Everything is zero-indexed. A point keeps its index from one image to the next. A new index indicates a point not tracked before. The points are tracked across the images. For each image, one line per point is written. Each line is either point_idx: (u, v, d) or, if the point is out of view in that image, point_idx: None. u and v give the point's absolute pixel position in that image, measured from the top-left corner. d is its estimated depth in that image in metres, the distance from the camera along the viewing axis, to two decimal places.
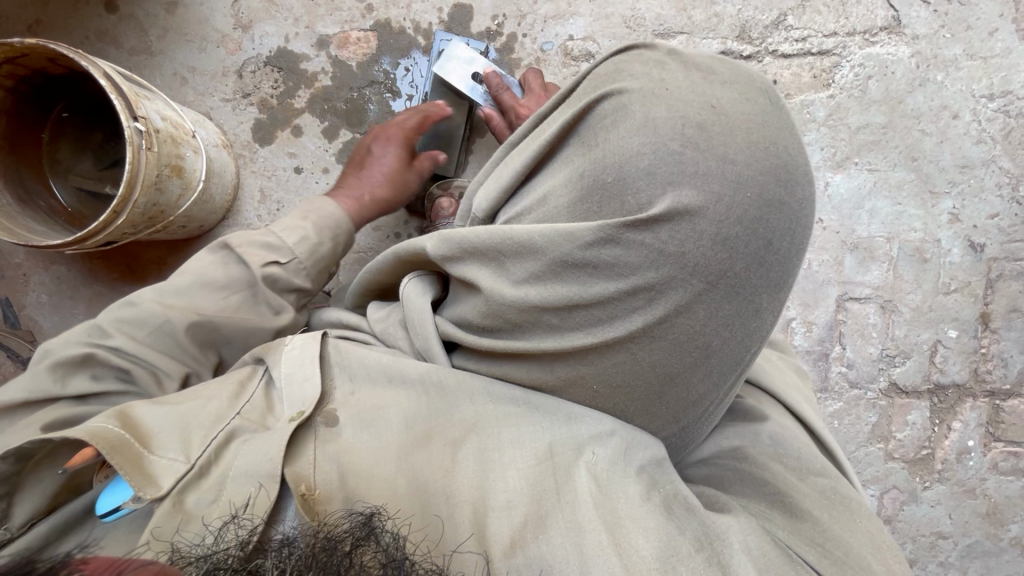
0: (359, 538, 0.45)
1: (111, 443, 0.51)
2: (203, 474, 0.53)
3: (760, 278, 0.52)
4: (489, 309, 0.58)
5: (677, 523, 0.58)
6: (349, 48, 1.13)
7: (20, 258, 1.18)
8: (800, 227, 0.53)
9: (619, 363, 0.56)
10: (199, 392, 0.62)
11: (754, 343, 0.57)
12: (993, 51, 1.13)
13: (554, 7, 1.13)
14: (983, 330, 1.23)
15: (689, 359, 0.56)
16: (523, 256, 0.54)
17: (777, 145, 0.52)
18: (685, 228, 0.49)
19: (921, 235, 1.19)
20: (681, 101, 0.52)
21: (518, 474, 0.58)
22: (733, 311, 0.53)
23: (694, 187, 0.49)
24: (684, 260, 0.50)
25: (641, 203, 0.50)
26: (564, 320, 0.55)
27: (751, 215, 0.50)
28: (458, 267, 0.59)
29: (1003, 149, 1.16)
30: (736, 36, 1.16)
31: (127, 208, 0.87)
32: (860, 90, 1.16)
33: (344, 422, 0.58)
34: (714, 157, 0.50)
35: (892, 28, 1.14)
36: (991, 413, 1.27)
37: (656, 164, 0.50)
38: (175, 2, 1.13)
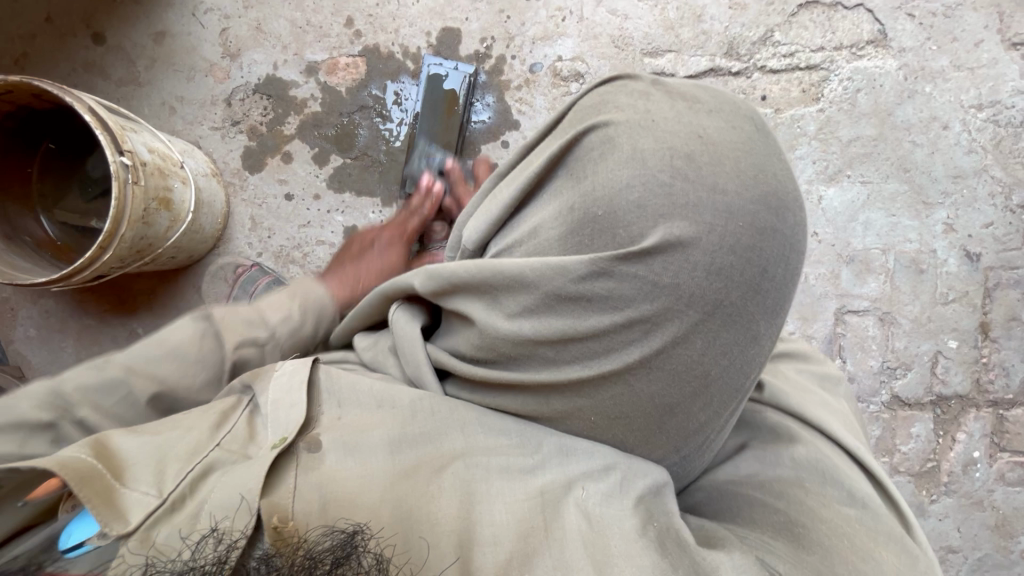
0: (339, 557, 0.43)
1: (81, 474, 0.48)
2: (176, 507, 0.49)
3: (757, 306, 0.52)
4: (482, 343, 0.57)
5: (670, 560, 0.55)
6: (338, 74, 1.13)
7: (9, 293, 1.17)
8: (794, 252, 0.53)
9: (617, 395, 0.55)
10: (181, 421, 0.58)
11: (752, 370, 0.56)
12: (980, 61, 1.14)
13: (542, 28, 1.13)
14: (983, 339, 1.22)
15: (688, 389, 0.54)
16: (516, 290, 0.53)
17: (767, 172, 0.51)
18: (678, 259, 0.48)
19: (916, 246, 1.19)
20: (668, 132, 0.52)
21: (504, 505, 0.55)
22: (732, 340, 0.52)
23: (685, 218, 0.49)
24: (679, 290, 0.49)
25: (633, 236, 0.49)
26: (560, 354, 0.54)
27: (745, 243, 0.49)
28: (452, 301, 0.58)
29: (994, 159, 1.16)
30: (724, 53, 1.16)
31: (114, 243, 0.85)
32: (850, 103, 1.16)
33: (327, 446, 0.56)
34: (705, 188, 0.49)
35: (879, 42, 1.15)
36: (996, 423, 1.25)
37: (646, 196, 0.50)
38: (163, 33, 1.12)
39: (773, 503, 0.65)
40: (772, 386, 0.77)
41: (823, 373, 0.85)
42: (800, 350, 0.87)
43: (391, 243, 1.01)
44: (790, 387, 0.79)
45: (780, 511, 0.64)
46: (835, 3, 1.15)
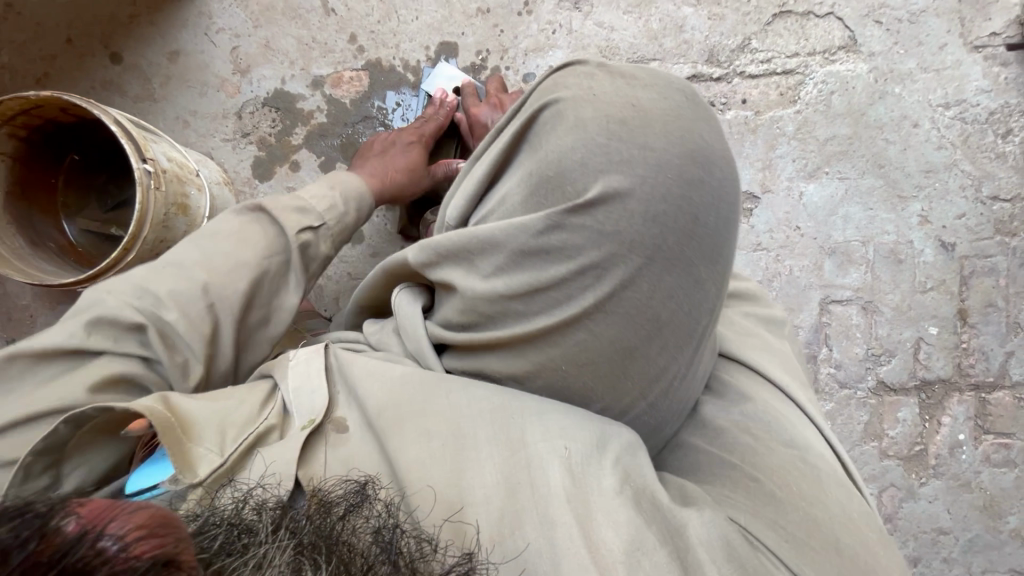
0: (353, 505, 0.52)
1: (161, 424, 0.54)
2: (233, 470, 0.56)
3: (694, 249, 0.56)
4: (465, 306, 0.63)
5: (645, 517, 0.59)
6: (342, 87, 1.20)
7: (29, 300, 1.22)
8: (726, 203, 0.57)
9: (580, 343, 0.60)
10: (230, 392, 0.63)
11: (702, 313, 0.60)
12: (945, 63, 1.21)
13: (534, 41, 1.21)
14: (962, 325, 1.28)
15: (643, 332, 0.59)
16: (487, 251, 0.59)
17: (697, 134, 0.56)
18: (617, 209, 0.54)
19: (894, 237, 1.25)
20: (607, 103, 0.57)
21: (493, 469, 0.59)
22: (676, 283, 0.57)
23: (621, 173, 0.54)
24: (621, 237, 0.54)
25: (580, 190, 0.54)
26: (528, 306, 0.59)
27: (677, 191, 0.54)
28: (438, 271, 0.64)
29: (963, 153, 1.23)
30: (705, 60, 1.23)
31: (137, 244, 0.91)
32: (825, 104, 1.23)
33: (353, 429, 0.62)
34: (637, 147, 0.54)
35: (849, 47, 1.22)
36: (979, 407, 1.31)
37: (588, 156, 0.55)
38: (177, 51, 1.19)
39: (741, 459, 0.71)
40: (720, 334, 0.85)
41: (768, 316, 0.92)
42: (750, 291, 0.95)
43: (410, 142, 1.07)
44: (733, 333, 0.86)
45: (743, 463, 0.70)
46: (808, 12, 1.22)
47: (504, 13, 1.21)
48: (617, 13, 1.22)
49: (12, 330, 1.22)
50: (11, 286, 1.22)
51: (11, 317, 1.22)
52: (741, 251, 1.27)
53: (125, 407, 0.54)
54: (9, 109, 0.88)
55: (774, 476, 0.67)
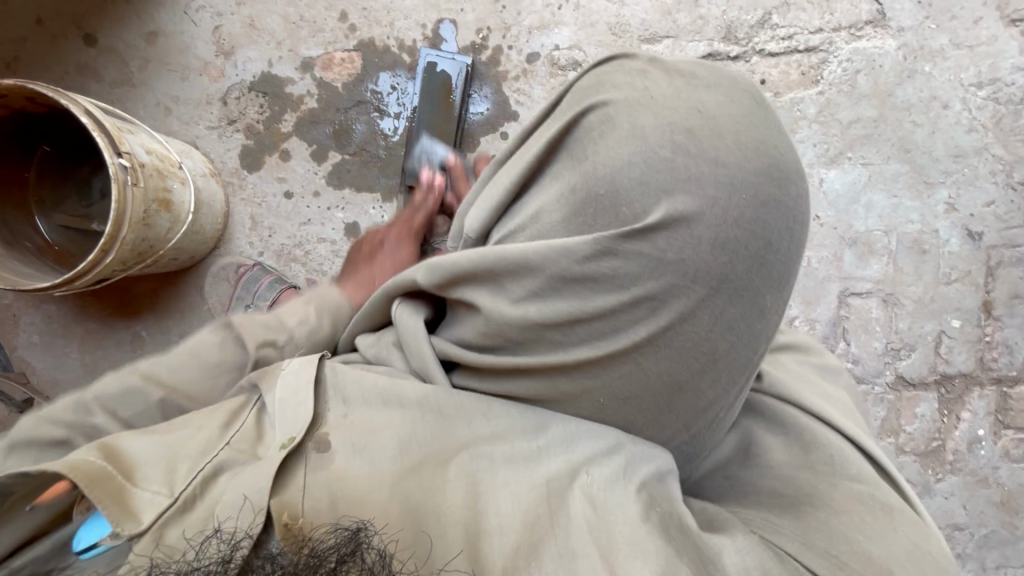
0: (344, 555, 0.43)
1: (89, 476, 0.49)
2: (185, 509, 0.50)
3: (761, 278, 0.51)
4: (489, 329, 0.56)
5: (676, 544, 0.55)
6: (333, 69, 1.12)
7: (10, 299, 1.16)
8: (795, 224, 0.52)
9: (627, 375, 0.55)
10: (187, 421, 0.59)
11: (758, 343, 0.56)
12: (980, 39, 1.13)
13: (538, 17, 1.12)
14: (986, 317, 1.22)
15: (696, 364, 0.54)
16: (523, 274, 0.52)
17: (765, 145, 0.51)
18: (682, 236, 0.48)
19: (918, 226, 1.19)
20: (667, 107, 0.51)
21: (512, 500, 0.56)
22: (738, 314, 0.52)
23: (688, 193, 0.48)
24: (685, 267, 0.49)
25: (637, 212, 0.49)
26: (568, 336, 0.54)
27: (747, 214, 0.49)
28: (457, 290, 0.57)
29: (995, 136, 1.16)
30: (722, 37, 1.15)
31: (116, 245, 0.85)
32: (849, 85, 1.15)
33: (335, 448, 0.56)
34: (705, 163, 0.49)
35: (877, 22, 1.14)
36: (1000, 401, 1.26)
37: (648, 174, 0.49)
38: (156, 32, 1.11)
39: (778, 484, 0.67)
40: (772, 377, 0.78)
41: (822, 364, 0.86)
42: (799, 342, 0.88)
43: (400, 238, 1.00)
44: (784, 375, 0.79)
45: (786, 489, 0.66)
46: None
47: None
48: None
49: None
50: None
51: None
52: None
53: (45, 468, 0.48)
54: None
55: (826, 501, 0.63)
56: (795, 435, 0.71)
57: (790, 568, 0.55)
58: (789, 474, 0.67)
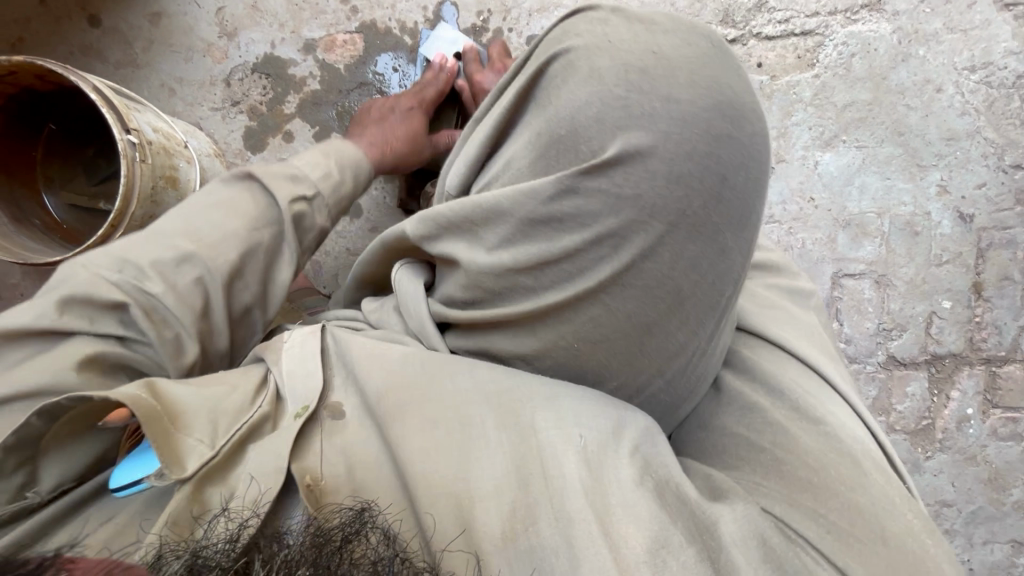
0: (349, 535, 0.47)
1: (145, 414, 0.51)
2: (218, 464, 0.53)
3: (721, 215, 0.52)
4: (467, 280, 0.59)
5: (670, 513, 0.57)
6: (336, 51, 1.14)
7: (17, 279, 1.18)
8: (755, 160, 0.53)
9: (596, 317, 0.56)
10: (219, 380, 0.61)
11: (726, 281, 0.56)
12: (973, 22, 1.15)
13: (538, 0, 1.14)
14: (976, 298, 1.25)
15: (663, 305, 0.56)
16: (493, 221, 0.56)
17: (721, 83, 0.51)
18: (639, 169, 0.50)
19: (911, 209, 1.21)
20: (623, 50, 0.52)
21: (500, 451, 0.57)
22: (700, 251, 0.53)
23: (643, 129, 0.50)
24: (642, 201, 0.50)
25: (600, 151, 0.50)
26: (538, 280, 0.56)
27: (702, 149, 0.50)
28: (437, 244, 0.61)
29: (987, 120, 1.18)
30: (719, 21, 1.17)
31: (125, 221, 0.87)
32: (844, 68, 1.17)
33: (349, 414, 0.60)
34: (659, 99, 0.50)
35: (873, 6, 1.15)
36: (988, 381, 1.30)
37: (605, 112, 0.51)
38: (159, 14, 1.12)
39: (758, 442, 0.69)
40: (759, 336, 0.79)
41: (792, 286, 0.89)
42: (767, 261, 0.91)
43: (410, 109, 1.01)
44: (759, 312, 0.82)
45: (763, 443, 0.68)
46: None
47: None
48: None
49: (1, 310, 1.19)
50: None
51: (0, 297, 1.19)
52: None
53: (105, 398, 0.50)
54: None
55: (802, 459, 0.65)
56: (772, 388, 0.73)
57: (783, 536, 0.58)
58: (769, 428, 0.69)
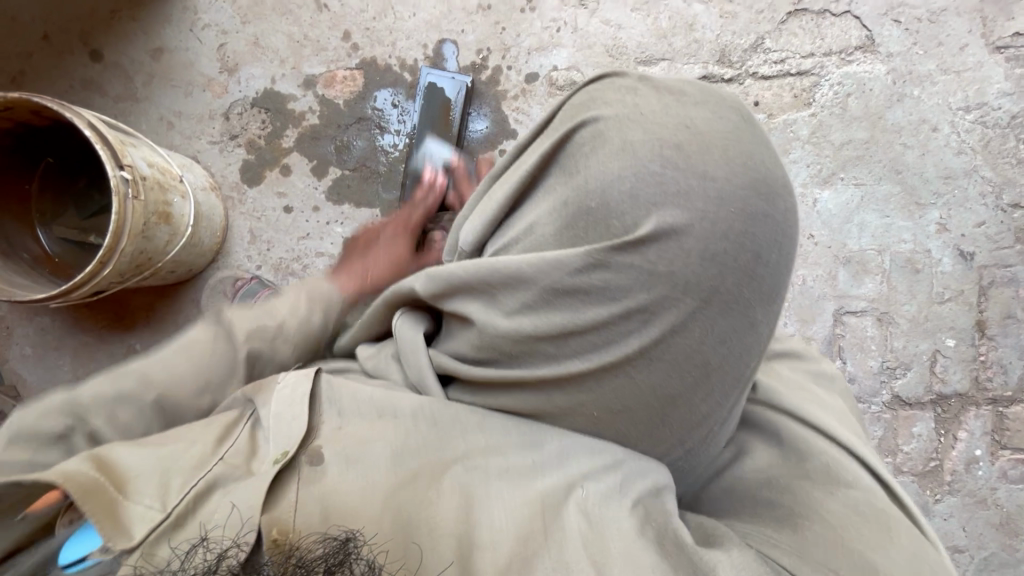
0: (333, 565, 0.44)
1: (83, 487, 0.49)
2: (179, 525, 0.49)
3: (752, 292, 0.51)
4: (483, 343, 0.57)
5: (672, 562, 0.55)
6: (336, 87, 1.14)
7: (4, 311, 1.16)
8: (786, 238, 0.52)
9: (619, 386, 0.55)
10: (181, 434, 0.58)
11: (751, 356, 0.55)
12: (966, 64, 1.17)
13: (537, 39, 1.15)
14: (980, 337, 1.24)
15: (688, 377, 0.54)
16: (514, 286, 0.53)
17: (754, 160, 0.51)
18: (672, 247, 0.48)
19: (911, 246, 1.20)
20: (658, 123, 0.51)
21: (503, 508, 0.55)
22: (729, 326, 0.52)
23: (678, 206, 0.48)
24: (675, 278, 0.49)
25: (631, 223, 0.49)
26: (561, 348, 0.54)
27: (737, 229, 0.49)
28: (451, 304, 0.58)
29: (983, 159, 1.19)
30: (716, 61, 1.17)
31: (114, 257, 0.85)
32: (840, 107, 1.17)
33: (327, 459, 0.56)
34: (695, 176, 0.49)
35: (867, 47, 1.16)
36: (996, 421, 1.27)
37: (638, 186, 0.49)
38: (161, 49, 1.13)
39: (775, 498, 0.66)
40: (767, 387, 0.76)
41: (817, 371, 0.85)
42: (791, 348, 0.87)
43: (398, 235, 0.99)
44: (777, 383, 0.78)
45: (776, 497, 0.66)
46: (824, 11, 1.16)
47: (506, 10, 1.15)
48: (624, 10, 1.15)
49: None
50: None
51: None
52: None
53: (38, 477, 0.48)
54: None
55: (824, 517, 0.61)
56: (789, 450, 0.70)
57: None
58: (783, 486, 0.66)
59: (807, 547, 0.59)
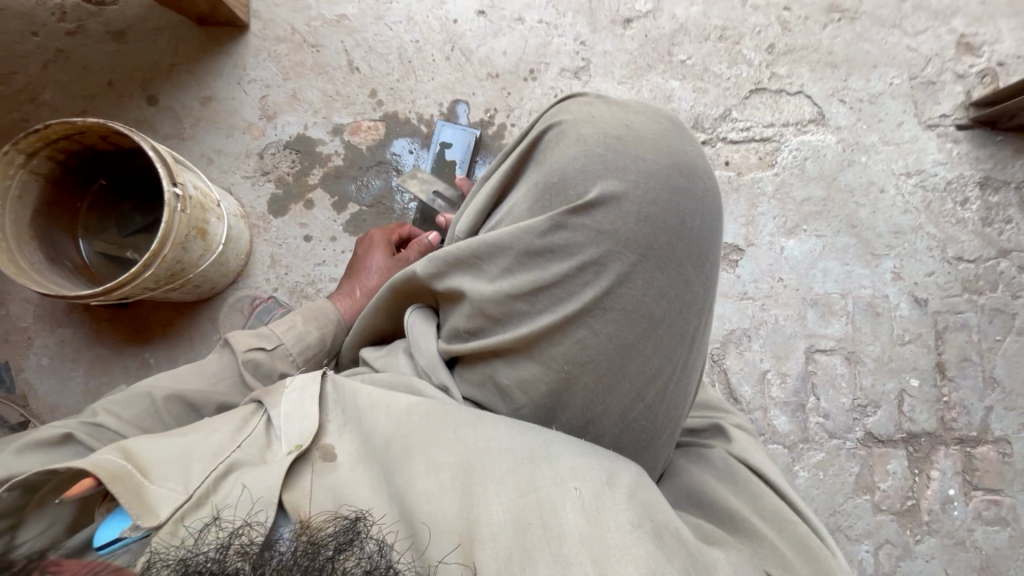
0: (344, 543, 0.52)
1: (111, 473, 0.55)
2: (200, 504, 0.56)
3: (684, 250, 0.61)
4: (472, 309, 0.67)
5: (667, 551, 0.59)
6: (360, 134, 1.30)
7: (28, 322, 1.22)
8: (709, 211, 0.63)
9: (583, 342, 0.63)
10: (197, 430, 0.65)
11: (693, 315, 0.64)
12: (903, 138, 1.36)
13: (538, 103, 1.33)
14: (941, 378, 1.33)
15: (639, 330, 0.62)
16: (496, 255, 0.65)
17: (679, 150, 0.64)
18: (613, 209, 0.60)
19: (871, 291, 1.33)
20: (603, 122, 0.65)
21: (501, 503, 0.60)
22: (667, 281, 0.61)
23: (616, 178, 0.60)
24: (617, 235, 0.60)
25: (583, 192, 0.61)
26: (532, 305, 0.64)
27: (665, 197, 0.60)
28: (446, 280, 0.69)
29: (927, 217, 1.35)
30: (691, 126, 1.36)
31: (156, 261, 0.94)
32: (799, 169, 1.35)
33: (340, 456, 0.64)
34: (631, 157, 0.62)
35: (818, 121, 1.36)
36: (965, 461, 1.33)
37: (587, 163, 0.62)
38: (210, 97, 1.29)
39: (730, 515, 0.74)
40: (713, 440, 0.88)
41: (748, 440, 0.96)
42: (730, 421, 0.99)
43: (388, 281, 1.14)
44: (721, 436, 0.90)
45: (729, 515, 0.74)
46: (781, 90, 1.36)
47: (512, 78, 1.33)
48: (613, 82, 1.35)
49: (4, 352, 1.22)
50: (12, 306, 1.23)
51: (7, 339, 1.22)
52: (729, 300, 1.33)
53: (70, 464, 0.55)
54: (53, 133, 0.93)
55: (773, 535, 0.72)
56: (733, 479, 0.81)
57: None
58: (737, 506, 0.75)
59: (761, 542, 0.70)
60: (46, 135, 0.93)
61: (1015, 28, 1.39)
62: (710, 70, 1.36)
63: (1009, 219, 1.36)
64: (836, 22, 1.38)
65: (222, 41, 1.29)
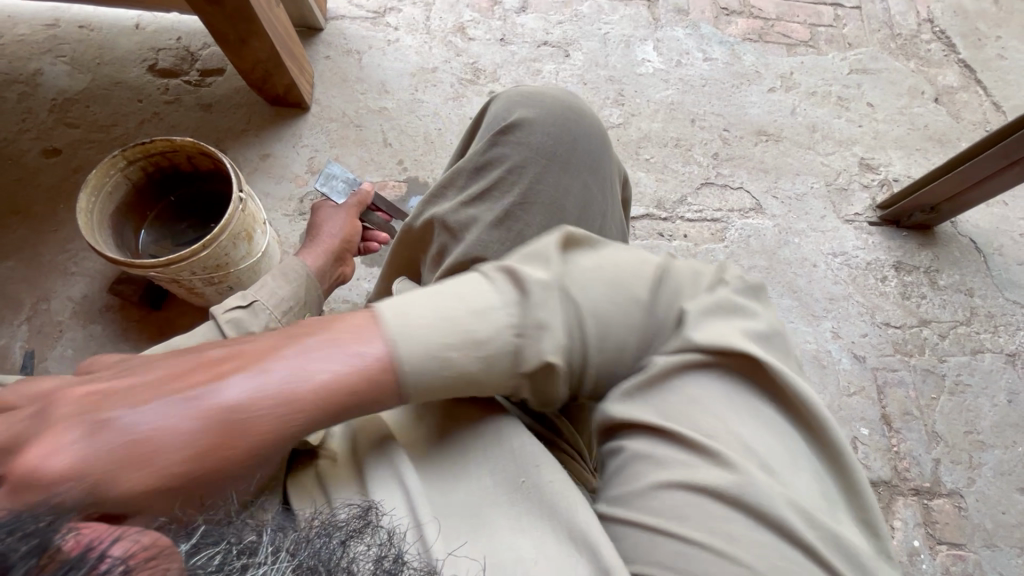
0: (353, 531, 0.55)
1: None
2: None
3: (579, 160, 0.92)
4: (440, 223, 0.91)
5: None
6: (386, 190, 1.60)
7: (65, 317, 1.37)
8: (592, 136, 0.95)
9: (522, 228, 0.87)
10: None
11: (593, 206, 0.92)
12: (828, 227, 1.68)
13: None
14: (889, 429, 1.46)
15: (559, 217, 0.89)
16: (454, 181, 0.94)
17: (568, 100, 0.98)
18: (526, 129, 0.92)
19: (815, 346, 1.53)
20: (520, 90, 1.01)
21: (448, 536, 0.62)
22: (569, 179, 0.91)
23: (526, 113, 0.94)
24: (530, 146, 0.91)
25: (507, 121, 0.93)
26: (481, 207, 0.89)
27: (558, 124, 0.93)
28: (424, 213, 0.95)
29: (855, 288, 1.60)
30: (655, 206, 1.68)
31: (213, 244, 1.15)
32: (744, 243, 1.64)
33: (333, 456, 0.71)
34: (536, 101, 0.96)
35: (757, 210, 1.69)
36: (924, 513, 1.39)
37: (508, 109, 0.96)
38: (268, 155, 1.60)
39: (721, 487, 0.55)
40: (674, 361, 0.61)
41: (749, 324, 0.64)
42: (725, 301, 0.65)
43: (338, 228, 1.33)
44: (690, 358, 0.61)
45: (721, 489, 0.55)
46: (725, 186, 1.71)
47: None
48: None
49: (35, 342, 1.34)
50: (54, 302, 1.38)
51: (41, 330, 1.35)
52: None
53: None
54: (155, 148, 1.19)
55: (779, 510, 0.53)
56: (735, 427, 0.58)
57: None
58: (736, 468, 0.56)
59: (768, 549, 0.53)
60: (149, 148, 1.19)
61: (902, 156, 1.80)
62: (668, 167, 1.73)
63: (923, 295, 1.61)
64: (765, 141, 1.79)
65: (288, 116, 1.64)
